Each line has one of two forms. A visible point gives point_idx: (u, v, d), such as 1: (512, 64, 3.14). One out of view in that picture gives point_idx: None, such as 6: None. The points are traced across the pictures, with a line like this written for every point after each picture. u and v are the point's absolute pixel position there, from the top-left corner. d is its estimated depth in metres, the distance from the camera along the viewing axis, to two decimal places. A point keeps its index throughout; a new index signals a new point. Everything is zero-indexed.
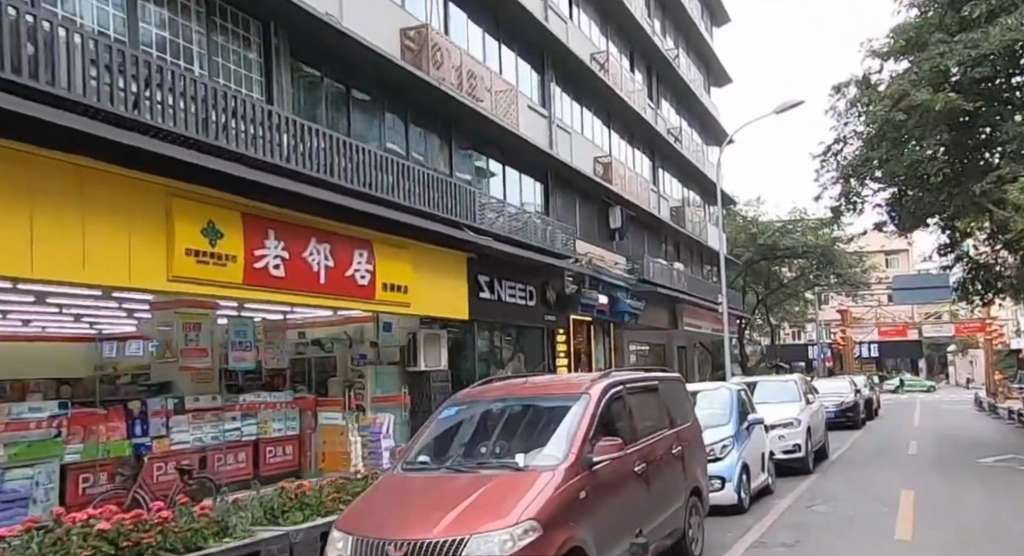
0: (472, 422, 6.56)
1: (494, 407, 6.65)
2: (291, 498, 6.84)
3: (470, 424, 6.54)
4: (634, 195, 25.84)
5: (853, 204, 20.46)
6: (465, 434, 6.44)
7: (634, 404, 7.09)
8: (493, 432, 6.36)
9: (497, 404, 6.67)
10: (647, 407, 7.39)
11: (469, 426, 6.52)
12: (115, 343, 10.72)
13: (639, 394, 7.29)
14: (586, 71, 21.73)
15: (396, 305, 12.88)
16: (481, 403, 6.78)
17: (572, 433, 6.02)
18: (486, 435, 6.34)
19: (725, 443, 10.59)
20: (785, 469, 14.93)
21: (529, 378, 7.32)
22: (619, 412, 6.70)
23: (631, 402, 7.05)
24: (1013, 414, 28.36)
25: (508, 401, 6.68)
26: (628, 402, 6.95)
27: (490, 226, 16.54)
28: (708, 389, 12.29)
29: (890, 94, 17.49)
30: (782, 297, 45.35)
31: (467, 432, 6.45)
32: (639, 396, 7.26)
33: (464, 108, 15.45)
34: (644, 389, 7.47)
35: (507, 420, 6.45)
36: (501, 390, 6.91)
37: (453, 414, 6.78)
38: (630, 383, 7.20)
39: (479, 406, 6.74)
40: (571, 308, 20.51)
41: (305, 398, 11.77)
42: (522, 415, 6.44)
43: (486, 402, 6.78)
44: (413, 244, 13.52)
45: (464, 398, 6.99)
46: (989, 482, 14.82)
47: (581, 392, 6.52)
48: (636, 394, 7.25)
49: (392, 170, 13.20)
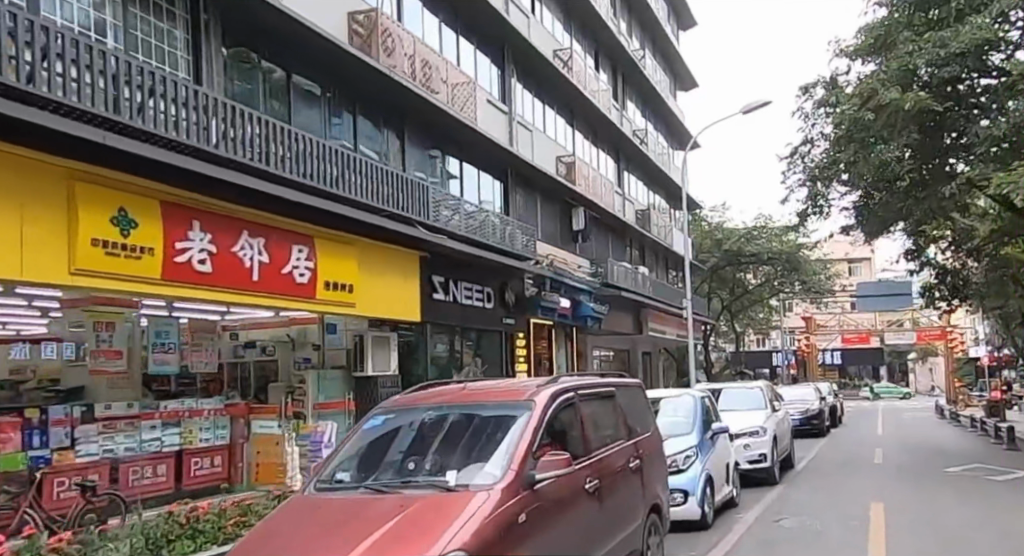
0: (406, 430, 5.72)
1: (428, 415, 5.81)
2: (181, 524, 6.08)
3: (406, 433, 5.70)
4: (598, 197, 25.20)
5: (820, 207, 19.99)
6: (399, 445, 5.60)
7: (587, 414, 6.33)
8: (431, 443, 5.53)
9: (432, 412, 5.83)
10: (602, 415, 6.64)
11: (402, 435, 5.68)
12: (54, 345, 9.45)
13: (592, 402, 6.53)
14: (549, 67, 21.07)
15: (340, 305, 12.03)
16: (412, 411, 5.93)
17: (515, 446, 5.24)
18: (422, 447, 5.51)
19: (688, 453, 9.89)
20: (750, 479, 14.30)
21: (470, 382, 6.50)
22: (568, 422, 5.94)
23: (584, 411, 6.29)
24: (976, 422, 28.11)
25: (444, 408, 5.84)
26: (579, 410, 6.19)
27: (446, 224, 15.71)
28: (669, 396, 11.60)
29: (859, 93, 16.90)
30: (747, 304, 45.14)
31: (403, 443, 5.61)
32: (592, 404, 6.51)
33: (417, 99, 14.67)
34: (598, 395, 6.72)
35: (444, 429, 5.62)
36: (436, 397, 6.07)
37: (378, 424, 5.89)
38: (583, 389, 6.44)
39: (410, 414, 5.89)
40: (531, 312, 19.79)
41: (237, 405, 10.88)
42: (459, 426, 5.60)
43: (418, 410, 5.93)
44: (359, 240, 12.68)
45: (393, 406, 6.11)
46: (959, 493, 14.34)
47: (525, 398, 5.71)
48: (590, 401, 6.49)
49: (337, 161, 12.34)
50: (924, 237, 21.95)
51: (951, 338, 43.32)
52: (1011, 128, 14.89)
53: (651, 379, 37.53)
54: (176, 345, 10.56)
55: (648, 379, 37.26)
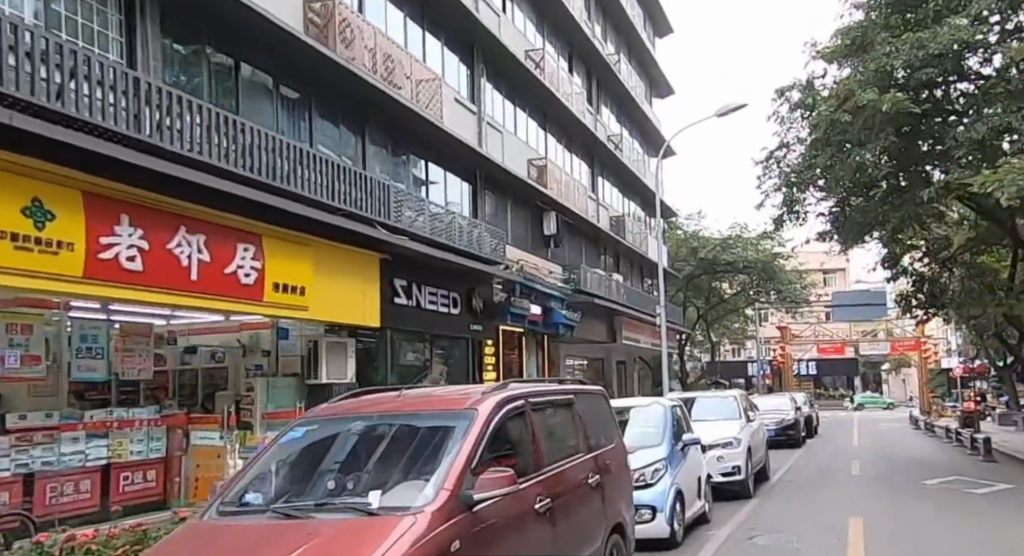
0: (344, 436, 5.00)
1: (354, 427, 5.06)
2: None
3: (345, 440, 4.97)
4: (571, 201, 24.62)
5: (795, 213, 19.47)
6: (334, 455, 4.86)
7: (539, 423, 5.64)
8: (375, 451, 4.82)
9: (359, 422, 5.08)
10: (557, 425, 5.96)
11: (338, 445, 4.94)
12: None
13: (546, 410, 5.84)
14: (520, 67, 20.48)
15: (289, 308, 11.28)
16: (337, 421, 5.16)
17: (452, 461, 4.55)
18: (360, 459, 4.78)
19: (656, 466, 9.25)
20: (724, 493, 13.69)
21: (406, 389, 5.78)
22: (516, 433, 5.26)
23: (536, 419, 5.61)
24: (951, 433, 27.71)
25: (376, 417, 5.09)
26: (530, 419, 5.51)
27: (409, 225, 15.03)
28: (638, 405, 10.98)
29: (836, 94, 16.26)
30: (722, 313, 44.75)
31: (338, 454, 4.87)
32: (546, 413, 5.82)
33: (378, 94, 14.01)
34: (554, 402, 6.03)
35: (384, 437, 4.90)
36: (367, 405, 5.33)
37: (299, 437, 5.12)
38: (535, 396, 5.75)
39: (337, 424, 5.12)
40: (499, 318, 19.14)
41: (175, 416, 10.13)
42: (391, 437, 4.90)
43: (347, 419, 5.17)
44: (312, 240, 11.95)
45: (317, 416, 5.34)
46: (936, 505, 13.86)
47: (468, 406, 5.02)
48: (544, 410, 5.81)
49: (288, 156, 11.65)
50: (901, 246, 21.57)
51: (925, 348, 43.17)
52: (989, 131, 14.50)
53: (625, 389, 36.97)
54: (104, 351, 9.72)
55: (623, 388, 36.69)
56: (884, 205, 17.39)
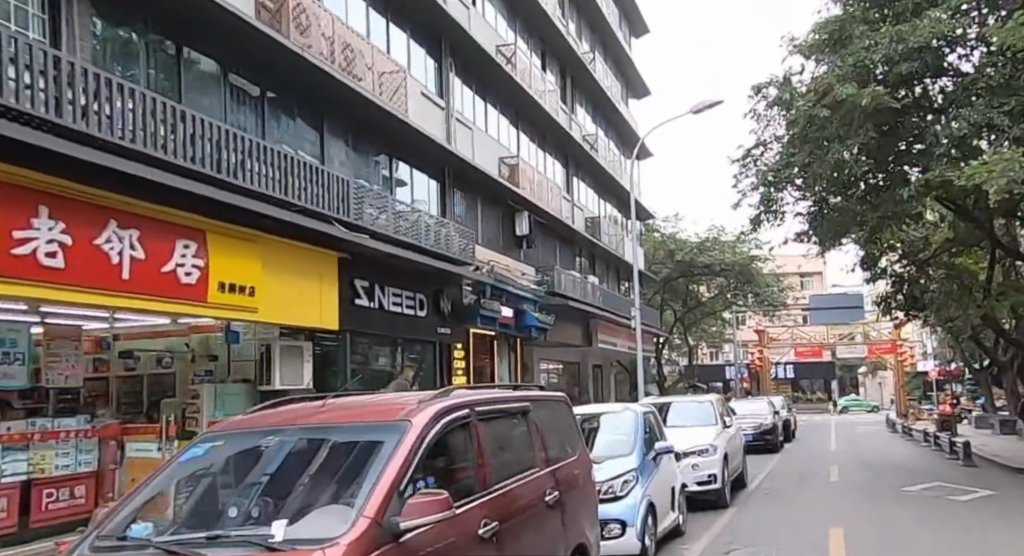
0: (276, 444, 4.26)
1: (270, 440, 4.30)
2: None
3: (275, 450, 4.22)
4: (544, 201, 24.03)
5: (773, 212, 18.77)
6: (263, 467, 4.13)
7: (487, 434, 4.89)
8: (312, 462, 4.07)
9: (274, 436, 4.32)
10: (509, 437, 5.24)
11: (268, 455, 4.20)
12: None
13: (496, 419, 5.10)
14: (491, 62, 19.88)
15: (235, 309, 10.53)
16: (246, 434, 4.41)
17: (377, 481, 3.78)
18: (294, 471, 4.04)
19: (626, 478, 8.61)
20: (699, 502, 13.10)
21: (331, 396, 5.06)
22: (458, 447, 4.49)
23: (484, 429, 4.85)
24: (929, 436, 27.39)
25: (296, 430, 4.33)
26: (477, 429, 4.75)
27: (370, 223, 14.36)
28: (608, 412, 10.32)
29: (814, 89, 15.62)
30: (699, 316, 44.30)
31: (269, 466, 4.13)
32: (496, 423, 5.07)
33: (337, 85, 13.35)
34: (506, 410, 5.30)
35: (321, 446, 4.15)
36: (280, 415, 4.59)
37: (198, 457, 4.38)
38: (483, 403, 4.99)
39: (244, 438, 4.38)
40: (468, 321, 18.49)
41: (108, 426, 9.45)
42: (318, 448, 4.14)
43: (256, 431, 4.42)
44: (260, 237, 11.23)
45: (222, 430, 4.59)
46: (917, 513, 13.36)
47: (400, 413, 4.26)
48: (493, 419, 5.06)
49: (234, 147, 10.93)
50: (881, 247, 21.17)
51: (900, 351, 42.99)
52: (970, 127, 13.98)
53: (602, 393, 36.40)
54: (24, 357, 9.06)
55: (599, 393, 36.13)
56: (862, 205, 16.91)
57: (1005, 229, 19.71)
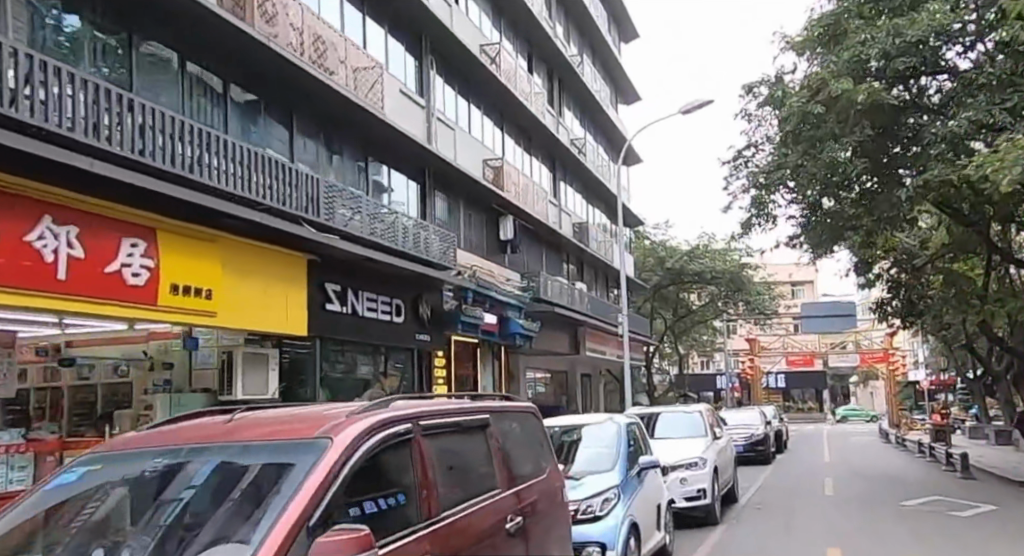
0: (196, 459, 3.55)
1: (157, 463, 3.61)
2: None
3: (201, 464, 3.51)
4: (529, 204, 23.36)
5: (764, 215, 18.05)
6: (185, 480, 3.44)
7: (434, 452, 4.16)
8: (243, 477, 3.36)
9: (162, 459, 3.62)
10: (462, 455, 4.51)
11: (193, 466, 3.51)
12: None
13: (445, 434, 4.37)
14: (473, 60, 19.20)
15: (191, 313, 9.81)
16: (125, 458, 3.74)
17: (280, 514, 3.05)
18: (219, 489, 3.33)
19: (607, 496, 7.88)
20: (687, 518, 12.39)
21: (244, 408, 4.34)
22: (394, 470, 3.75)
23: (430, 447, 4.13)
24: (924, 447, 26.76)
25: (187, 450, 3.63)
26: (420, 447, 4.02)
27: (343, 224, 13.64)
28: (589, 423, 9.58)
29: (808, 85, 14.97)
30: (690, 324, 43.63)
31: (194, 477, 3.45)
32: (445, 439, 4.34)
33: (306, 78, 12.68)
34: (458, 422, 4.56)
35: (244, 462, 3.45)
36: (174, 433, 3.87)
37: (69, 484, 3.72)
38: (431, 415, 4.26)
39: (122, 464, 3.70)
40: (449, 327, 17.77)
41: (45, 441, 8.83)
42: (239, 473, 3.39)
43: (139, 454, 3.74)
44: (219, 236, 10.50)
45: (107, 450, 3.91)
46: (914, 529, 12.72)
47: (319, 432, 3.52)
48: (441, 434, 4.32)
49: (192, 140, 10.20)
50: (876, 254, 20.54)
51: (893, 360, 42.40)
52: (971, 125, 13.37)
53: (590, 403, 35.70)
54: None
55: (587, 402, 35.43)
56: (856, 208, 16.28)
57: (1003, 234, 19.12)
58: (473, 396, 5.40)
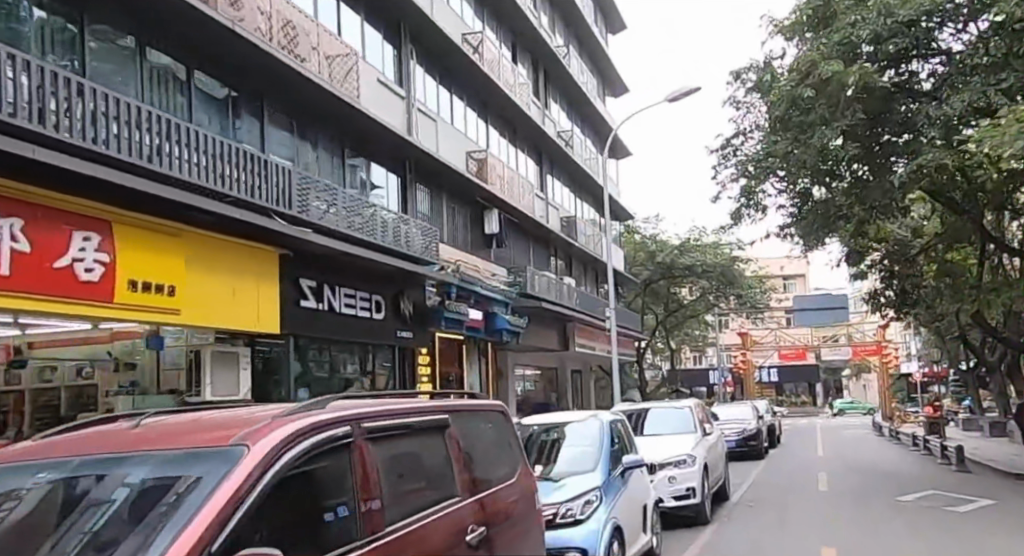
0: (121, 469, 3.07)
1: (40, 478, 3.19)
2: None
3: (128, 473, 3.04)
4: (515, 198, 22.91)
5: (753, 204, 17.60)
6: (116, 483, 2.99)
7: (379, 458, 3.68)
8: (172, 486, 2.88)
9: (46, 473, 3.21)
10: (416, 461, 4.03)
11: (116, 476, 3.03)
12: None
13: (393, 438, 3.89)
14: (454, 48, 18.72)
15: (153, 311, 9.31)
16: (14, 472, 3.30)
17: (178, 535, 2.57)
18: (141, 503, 2.84)
19: (588, 499, 7.31)
20: (677, 519, 11.96)
21: (151, 412, 3.86)
22: (329, 481, 3.28)
23: (374, 452, 3.65)
24: (918, 440, 26.43)
25: (77, 464, 3.19)
26: (363, 454, 3.54)
27: (317, 217, 13.14)
28: (571, 421, 8.95)
29: (796, 68, 14.36)
30: (682, 319, 43.27)
31: (131, 476, 3.01)
32: (393, 443, 3.86)
33: (276, 65, 12.21)
34: (410, 424, 4.08)
35: (172, 472, 2.97)
36: (72, 443, 3.42)
37: None
38: (376, 417, 3.78)
39: (9, 479, 3.26)
40: (432, 324, 17.30)
41: None
42: (170, 484, 2.90)
43: (27, 469, 3.29)
44: (183, 230, 9.98)
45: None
46: (911, 525, 12.30)
47: (233, 440, 3.05)
48: (389, 438, 3.84)
49: (150, 128, 9.70)
50: (868, 245, 20.16)
51: (885, 353, 42.02)
52: (965, 108, 12.96)
53: (580, 399, 35.29)
54: None
55: (578, 398, 35.03)
56: (847, 197, 15.86)
57: (997, 223, 18.72)
58: (435, 393, 4.91)
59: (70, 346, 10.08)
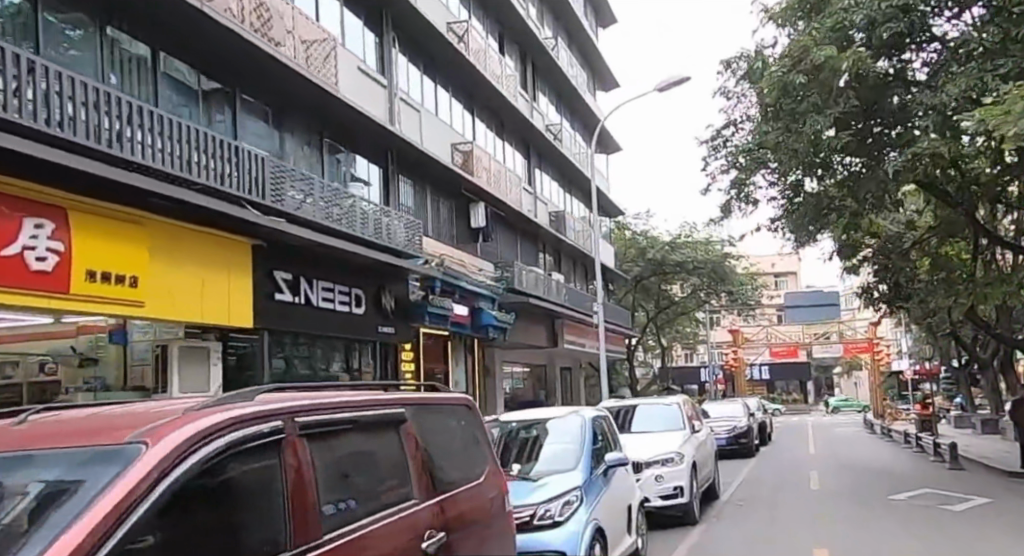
0: (20, 477, 2.58)
1: None
2: None
3: (33, 479, 2.55)
4: (502, 191, 22.49)
5: (744, 196, 17.22)
6: (23, 486, 2.52)
7: (319, 458, 3.19)
8: (68, 493, 2.39)
9: None
10: (366, 462, 3.51)
11: (19, 480, 2.56)
12: None
13: (341, 436, 3.39)
14: (439, 37, 18.29)
15: (112, 303, 8.86)
16: None
17: (43, 551, 2.11)
18: (39, 509, 2.35)
19: (568, 500, 6.75)
20: (665, 519, 11.57)
21: (49, 407, 3.39)
22: (249, 489, 2.80)
23: (313, 453, 3.16)
24: (910, 437, 26.14)
25: None
26: (298, 456, 3.06)
27: (291, 207, 12.69)
28: (553, 417, 8.41)
29: (788, 53, 13.94)
30: (672, 316, 42.91)
31: (40, 477, 2.54)
32: (339, 442, 3.36)
33: (248, 48, 11.81)
34: (361, 420, 3.56)
35: (72, 475, 2.49)
36: None
37: None
38: (319, 413, 3.28)
39: None
40: (415, 319, 16.86)
41: None
42: (65, 493, 2.39)
43: None
44: (145, 219, 9.52)
45: None
46: (904, 524, 11.94)
47: (129, 439, 2.58)
48: (334, 437, 3.34)
49: (111, 110, 9.24)
50: (862, 239, 19.82)
51: (877, 350, 41.79)
52: (961, 96, 12.50)
53: (570, 397, 34.96)
54: None
55: (567, 396, 34.69)
56: (839, 190, 15.55)
57: (992, 216, 18.40)
58: (396, 385, 4.35)
59: (33, 342, 9.72)
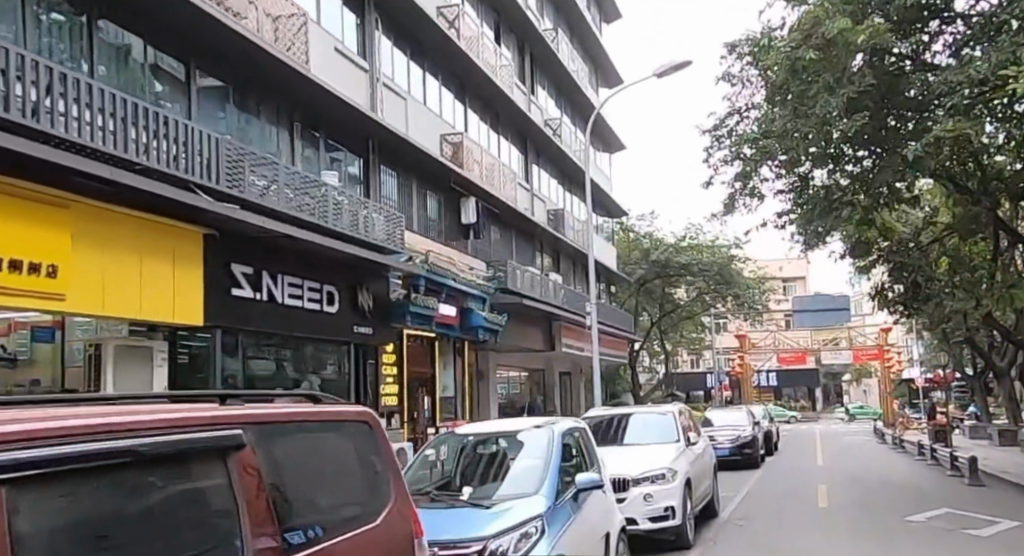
0: None
1: None
2: None
3: None
4: (495, 185, 21.37)
5: (749, 191, 16.05)
6: None
7: (37, 516, 1.88)
8: None
9: None
10: (158, 515, 2.25)
11: None
12: None
13: (99, 476, 2.08)
14: (426, 19, 17.24)
15: (27, 296, 7.84)
16: None
17: None
18: None
19: (525, 532, 5.60)
20: (656, 543, 10.40)
21: None
22: None
23: (20, 510, 1.84)
24: (924, 449, 24.86)
25: None
26: None
27: (251, 193, 11.53)
28: (519, 428, 7.26)
29: (798, 28, 12.72)
30: (676, 321, 41.71)
31: None
32: (92, 487, 2.06)
33: (201, 16, 10.73)
34: (157, 452, 2.26)
35: None
36: None
37: None
38: (47, 440, 1.94)
39: None
40: (394, 319, 15.74)
41: None
42: None
43: None
44: (72, 204, 8.53)
45: None
46: (920, 546, 10.71)
47: None
48: (82, 481, 2.04)
49: (25, 76, 8.00)
50: (874, 239, 18.61)
51: (887, 357, 40.44)
52: (994, 71, 11.22)
53: (568, 403, 33.79)
54: None
55: (566, 402, 33.54)
56: (852, 184, 14.39)
57: (1014, 214, 17.16)
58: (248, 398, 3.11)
59: None
